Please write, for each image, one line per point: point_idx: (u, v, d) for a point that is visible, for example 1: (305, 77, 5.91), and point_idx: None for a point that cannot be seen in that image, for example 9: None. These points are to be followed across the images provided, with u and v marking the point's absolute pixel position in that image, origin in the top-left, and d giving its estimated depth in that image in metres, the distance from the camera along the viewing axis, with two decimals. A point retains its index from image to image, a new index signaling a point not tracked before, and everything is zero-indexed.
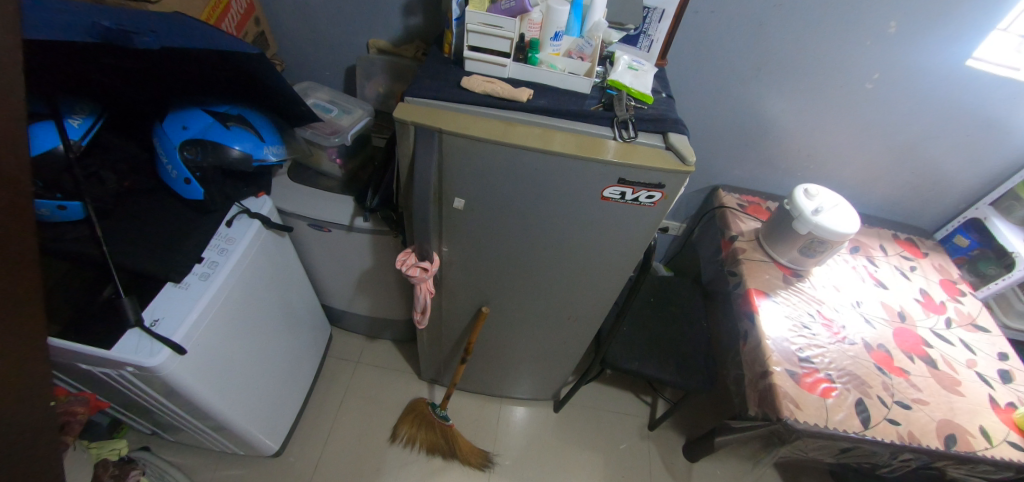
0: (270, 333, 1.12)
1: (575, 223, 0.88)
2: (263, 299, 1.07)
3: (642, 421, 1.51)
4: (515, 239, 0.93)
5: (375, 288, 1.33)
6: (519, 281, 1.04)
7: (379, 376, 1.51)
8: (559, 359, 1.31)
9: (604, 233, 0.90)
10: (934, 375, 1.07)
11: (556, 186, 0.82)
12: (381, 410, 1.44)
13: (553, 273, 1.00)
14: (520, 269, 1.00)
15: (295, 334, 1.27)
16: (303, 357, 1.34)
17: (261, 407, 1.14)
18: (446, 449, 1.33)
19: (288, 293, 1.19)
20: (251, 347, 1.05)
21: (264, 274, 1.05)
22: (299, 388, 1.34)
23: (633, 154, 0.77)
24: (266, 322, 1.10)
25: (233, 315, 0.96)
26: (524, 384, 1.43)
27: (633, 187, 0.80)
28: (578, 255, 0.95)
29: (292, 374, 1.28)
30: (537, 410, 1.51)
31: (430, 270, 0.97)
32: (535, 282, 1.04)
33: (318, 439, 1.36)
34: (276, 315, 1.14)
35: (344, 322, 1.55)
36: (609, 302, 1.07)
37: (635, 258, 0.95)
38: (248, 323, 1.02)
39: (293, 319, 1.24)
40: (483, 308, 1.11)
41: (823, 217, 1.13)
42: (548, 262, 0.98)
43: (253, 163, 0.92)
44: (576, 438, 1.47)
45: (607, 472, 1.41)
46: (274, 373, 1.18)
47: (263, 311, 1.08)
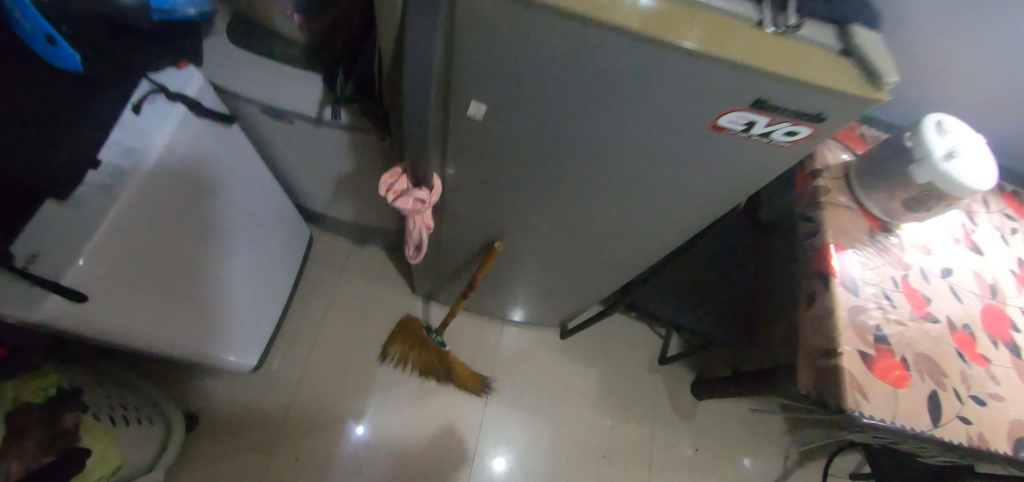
0: (224, 248, 0.89)
1: (652, 166, 0.57)
2: (207, 207, 0.81)
3: (652, 354, 1.40)
4: (553, 178, 0.64)
5: (359, 194, 1.06)
6: (546, 223, 0.77)
7: (367, 286, 1.32)
8: (576, 295, 1.12)
9: (689, 182, 0.60)
10: (1016, 366, 0.90)
11: (645, 114, 0.47)
12: (368, 325, 1.28)
13: (595, 218, 0.74)
14: (551, 209, 0.73)
15: (259, 240, 1.03)
16: (275, 268, 1.13)
17: (226, 330, 0.97)
18: (441, 372, 1.22)
19: (243, 192, 0.91)
20: (193, 267, 0.81)
21: (200, 174, 0.76)
22: (274, 301, 1.15)
23: (790, 58, 0.41)
24: (215, 233, 0.85)
25: (156, 233, 0.70)
26: (530, 311, 1.26)
27: (773, 114, 0.45)
28: (638, 203, 0.67)
29: (261, 288, 1.08)
30: (541, 334, 1.39)
31: (427, 202, 0.67)
32: (567, 224, 0.77)
33: (299, 353, 1.22)
34: (229, 221, 0.89)
35: (327, 223, 1.31)
36: (657, 252, 0.84)
37: (715, 212, 0.68)
38: (185, 237, 0.77)
39: (255, 223, 0.99)
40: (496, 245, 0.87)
41: (957, 163, 0.84)
42: (592, 206, 0.70)
43: (154, 14, 0.62)
44: (580, 367, 1.36)
45: (609, 402, 1.33)
46: (237, 291, 0.98)
47: (207, 220, 0.82)
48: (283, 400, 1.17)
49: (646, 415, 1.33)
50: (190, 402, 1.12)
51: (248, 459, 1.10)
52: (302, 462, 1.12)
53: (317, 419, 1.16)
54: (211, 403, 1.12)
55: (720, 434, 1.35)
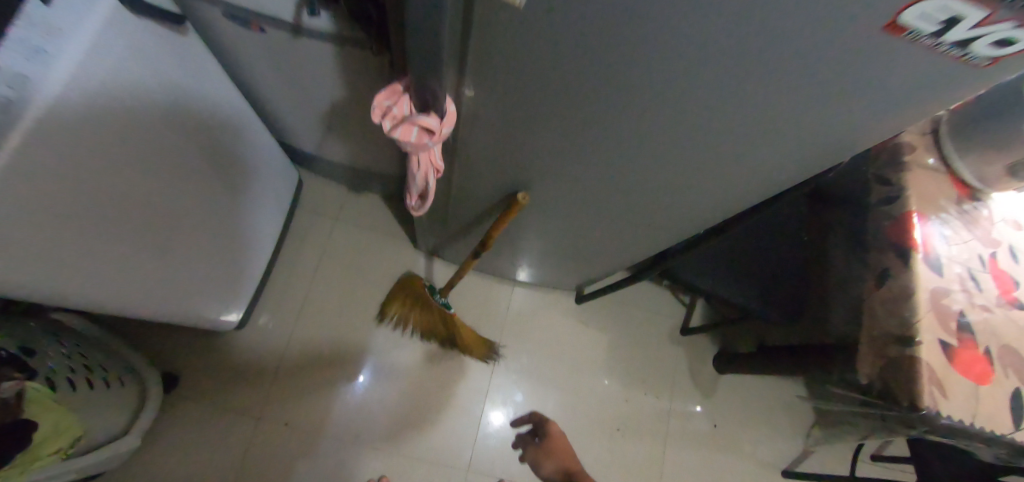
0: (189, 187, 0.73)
1: (760, 102, 0.40)
2: (158, 136, 0.63)
3: (674, 323, 1.29)
4: (610, 117, 0.47)
5: (354, 130, 0.89)
6: (585, 176, 0.61)
7: (364, 238, 1.18)
8: (600, 259, 0.98)
9: (800, 126, 0.43)
10: None
11: (798, 9, 0.30)
12: (364, 282, 1.15)
13: (650, 172, 0.58)
14: (595, 160, 0.57)
15: (232, 182, 0.85)
16: (256, 216, 0.97)
17: (197, 285, 0.83)
18: (445, 337, 1.09)
19: (207, 121, 0.73)
20: (142, 214, 0.64)
21: (148, 90, 0.58)
22: (257, 253, 1.01)
23: None
24: (170, 171, 0.67)
25: (93, 168, 0.53)
26: (547, 274, 1.13)
27: (996, 9, 0.26)
28: (713, 155, 0.51)
29: (241, 237, 0.93)
30: (555, 297, 1.26)
31: (438, 134, 0.46)
32: (611, 179, 0.61)
33: (287, 311, 1.09)
34: (189, 156, 0.71)
35: (317, 166, 1.15)
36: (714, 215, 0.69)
37: (808, 169, 0.53)
38: (131, 174, 0.59)
39: (225, 160, 0.81)
40: (520, 197, 0.64)
41: None
42: (652, 157, 0.54)
43: None
44: (597, 333, 1.25)
45: (625, 373, 1.23)
46: (212, 240, 0.83)
47: (159, 153, 0.64)
48: (270, 361, 1.05)
49: (665, 388, 1.23)
50: (164, 361, 1.00)
51: (232, 424, 0.99)
52: (292, 429, 1.01)
53: (308, 382, 1.05)
54: (190, 360, 1.01)
55: (740, 409, 1.27)
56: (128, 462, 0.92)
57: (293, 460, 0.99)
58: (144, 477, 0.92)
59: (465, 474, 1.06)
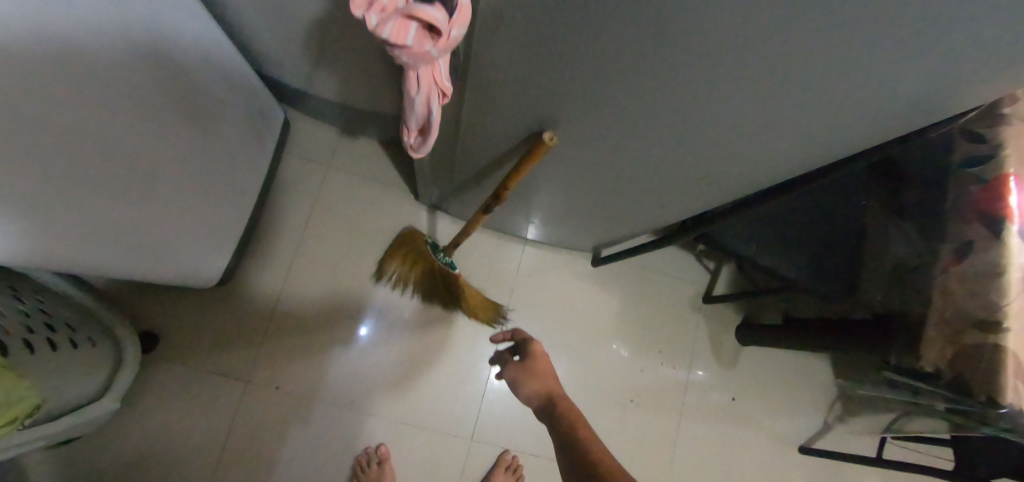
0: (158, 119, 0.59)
1: (928, 17, 0.27)
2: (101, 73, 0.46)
3: (697, 290, 1.19)
4: (687, 41, 0.33)
5: (344, 61, 0.75)
6: (630, 122, 0.48)
7: (360, 189, 1.06)
8: (626, 221, 0.86)
9: (965, 56, 0.30)
10: None
11: None
12: (360, 239, 1.04)
13: (718, 117, 0.44)
14: (649, 100, 0.43)
15: (196, 136, 0.68)
16: (238, 166, 0.84)
17: (172, 238, 0.71)
18: (449, 298, 0.98)
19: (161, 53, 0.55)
20: (63, 170, 0.47)
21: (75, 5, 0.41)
22: (239, 206, 0.89)
23: None
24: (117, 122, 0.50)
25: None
26: (562, 234, 1.02)
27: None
28: (815, 93, 0.38)
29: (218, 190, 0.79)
30: (568, 259, 1.15)
31: (444, 34, 0.32)
32: (664, 126, 0.48)
33: (276, 268, 0.99)
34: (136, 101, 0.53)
35: (305, 106, 1.01)
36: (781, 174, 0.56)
37: (934, 116, 0.40)
38: (47, 122, 0.42)
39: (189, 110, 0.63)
40: (547, 138, 0.51)
41: None
42: (727, 97, 0.40)
43: None
44: (612, 300, 1.15)
45: (641, 343, 1.14)
46: (188, 187, 0.71)
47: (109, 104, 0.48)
48: (259, 321, 0.96)
49: (683, 359, 1.15)
50: (144, 319, 0.91)
51: (219, 387, 0.92)
52: (284, 393, 0.94)
53: (300, 345, 0.97)
54: (170, 319, 0.92)
55: (761, 383, 1.19)
56: (109, 427, 0.86)
57: (286, 425, 0.93)
58: (127, 442, 0.86)
59: (469, 442, 1.00)
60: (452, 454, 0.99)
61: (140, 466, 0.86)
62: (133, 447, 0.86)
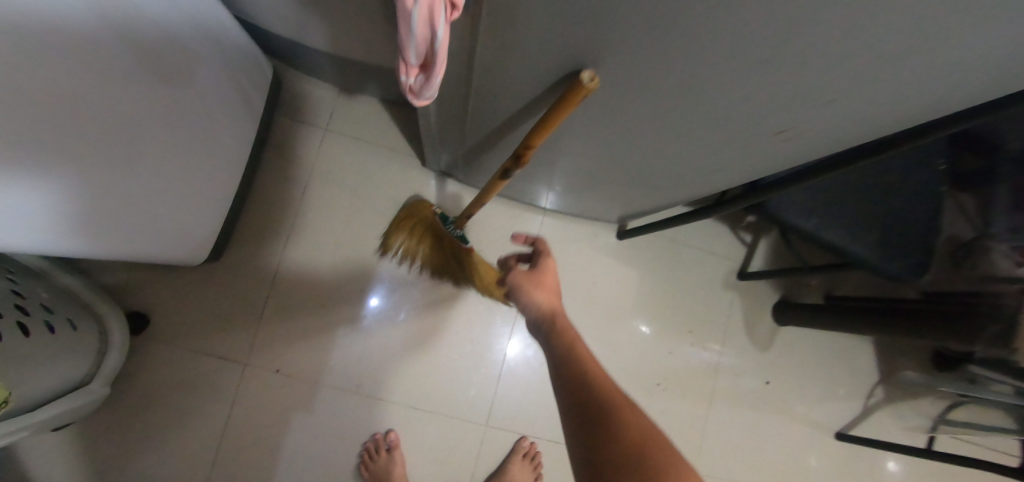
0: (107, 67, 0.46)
1: None
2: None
3: (731, 266, 1.08)
4: None
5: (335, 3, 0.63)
6: (697, 60, 0.37)
7: (361, 155, 0.96)
8: (662, 189, 0.76)
9: None
10: None
11: None
12: (363, 210, 0.94)
13: (826, 48, 0.33)
14: (738, 23, 0.31)
15: (143, 83, 0.52)
16: (223, 129, 0.74)
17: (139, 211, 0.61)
18: (459, 273, 0.89)
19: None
20: None
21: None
22: (228, 175, 0.80)
23: None
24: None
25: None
26: (585, 204, 0.91)
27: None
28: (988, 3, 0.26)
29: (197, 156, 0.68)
30: (591, 232, 1.05)
31: None
32: (741, 66, 0.37)
33: (272, 243, 0.91)
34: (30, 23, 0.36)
35: (298, 61, 0.90)
36: (877, 130, 0.44)
37: None
38: None
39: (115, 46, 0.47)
40: (587, 79, 0.39)
41: None
42: (849, 16, 0.29)
43: None
44: (638, 276, 1.06)
45: (669, 323, 1.05)
46: (163, 156, 0.60)
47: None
48: (256, 302, 0.89)
49: (713, 340, 1.06)
50: (132, 299, 0.84)
51: (217, 370, 0.85)
52: (284, 377, 0.88)
53: (301, 326, 0.90)
54: (161, 298, 0.85)
55: (797, 366, 1.10)
56: (101, 413, 0.81)
57: (288, 410, 0.87)
58: (122, 428, 0.81)
59: (483, 428, 0.94)
60: (466, 440, 0.93)
61: (137, 452, 0.81)
62: (130, 433, 0.81)
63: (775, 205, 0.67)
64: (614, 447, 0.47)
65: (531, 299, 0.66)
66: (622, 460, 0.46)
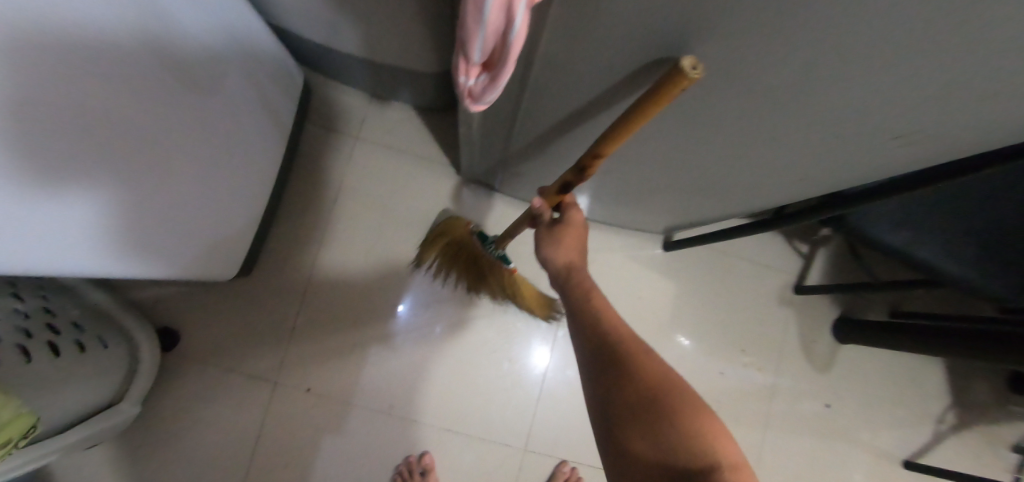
0: (146, 84, 0.44)
1: None
2: (40, 55, 0.32)
3: (786, 279, 1.00)
4: None
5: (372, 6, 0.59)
6: (817, 56, 0.30)
7: (393, 165, 0.92)
8: (720, 199, 0.69)
9: None
10: None
11: None
12: (396, 222, 0.90)
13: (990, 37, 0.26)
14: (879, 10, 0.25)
15: (169, 91, 0.48)
16: (253, 141, 0.70)
17: (184, 222, 0.60)
18: (498, 291, 0.84)
19: (124, 38, 0.40)
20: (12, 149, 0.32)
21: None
22: (259, 188, 0.77)
23: None
24: (42, 134, 0.34)
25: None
26: (631, 214, 0.85)
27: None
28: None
29: (220, 169, 0.63)
30: (633, 243, 0.99)
31: None
32: (868, 62, 0.30)
33: (304, 257, 0.88)
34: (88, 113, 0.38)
35: (330, 68, 0.87)
36: (1017, 134, 0.37)
37: None
38: None
39: (124, 40, 0.40)
40: (690, 68, 0.32)
41: None
42: None
43: None
44: (684, 289, 0.99)
45: (719, 340, 0.98)
46: (197, 167, 0.58)
47: (21, 97, 0.31)
48: (287, 318, 0.86)
49: (768, 359, 0.98)
50: (165, 316, 0.82)
51: (248, 388, 0.83)
52: (317, 396, 0.84)
53: (333, 342, 0.86)
54: (193, 315, 0.83)
55: (860, 389, 1.01)
56: (134, 434, 0.79)
57: (318, 430, 0.83)
58: (154, 448, 0.79)
59: (523, 452, 0.88)
60: (503, 465, 0.87)
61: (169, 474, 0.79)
62: (165, 452, 0.79)
63: (857, 216, 0.60)
64: (633, 394, 0.45)
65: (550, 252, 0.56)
66: (640, 410, 0.44)
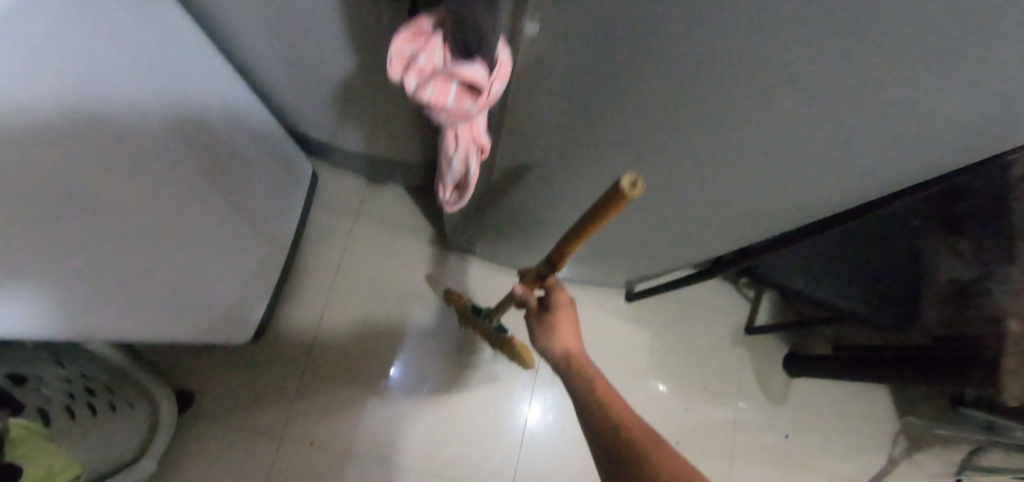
0: (199, 183, 0.61)
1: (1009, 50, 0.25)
2: (139, 161, 0.48)
3: (738, 322, 1.13)
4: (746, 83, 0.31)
5: (371, 118, 0.75)
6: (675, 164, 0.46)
7: (386, 236, 1.06)
8: (660, 256, 0.84)
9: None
10: None
11: None
12: (390, 286, 1.03)
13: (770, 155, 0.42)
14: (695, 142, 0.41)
15: (213, 187, 0.65)
16: (267, 221, 0.84)
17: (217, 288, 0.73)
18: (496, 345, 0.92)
19: (190, 158, 0.58)
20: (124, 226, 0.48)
21: (143, 113, 0.47)
22: (271, 262, 0.89)
23: None
24: (139, 215, 0.50)
25: (1, 213, 0.33)
26: (593, 270, 0.99)
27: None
28: (884, 127, 0.34)
29: (242, 247, 0.77)
30: (600, 295, 1.12)
31: (483, 96, 0.31)
32: (707, 168, 0.45)
33: (308, 321, 0.99)
34: (165, 206, 0.55)
35: (332, 158, 1.03)
36: (834, 205, 0.52)
37: (999, 142, 0.37)
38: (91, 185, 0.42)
39: (188, 155, 0.58)
40: (629, 185, 0.36)
41: None
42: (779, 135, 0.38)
43: None
44: (648, 334, 1.11)
45: (684, 379, 1.08)
46: (225, 244, 0.71)
47: (128, 190, 0.47)
48: (292, 377, 0.95)
49: (728, 396, 1.09)
50: (183, 380, 0.91)
51: (256, 445, 0.90)
52: (319, 449, 0.92)
53: (334, 399, 0.95)
54: (207, 379, 0.92)
55: (815, 419, 1.11)
56: None
57: None
58: None
59: None
60: None
61: None
62: None
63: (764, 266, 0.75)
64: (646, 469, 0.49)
65: (546, 346, 0.64)
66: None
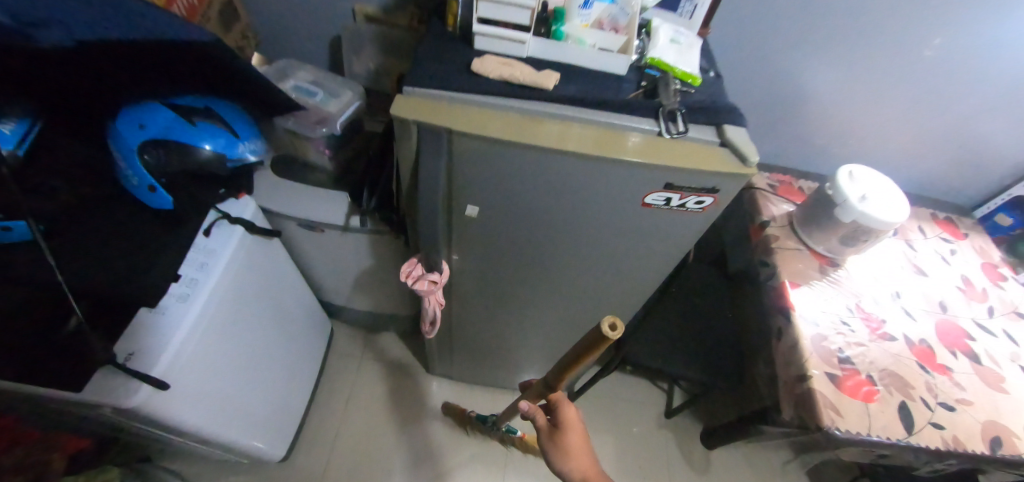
0: (274, 341, 1.06)
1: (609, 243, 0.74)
2: (251, 330, 0.95)
3: (658, 409, 1.46)
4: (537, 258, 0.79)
5: (376, 288, 1.21)
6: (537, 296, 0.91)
7: (385, 372, 1.43)
8: None
9: (635, 251, 0.76)
10: (895, 362, 0.97)
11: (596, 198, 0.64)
12: (388, 410, 1.37)
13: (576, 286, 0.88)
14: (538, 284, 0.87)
15: (281, 344, 1.10)
16: (304, 364, 1.25)
17: (272, 413, 1.11)
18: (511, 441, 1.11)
19: (273, 327, 1.04)
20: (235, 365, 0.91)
21: (255, 304, 0.95)
22: (302, 395, 1.26)
23: (684, 155, 0.59)
24: (243, 361, 0.94)
25: (190, 349, 0.78)
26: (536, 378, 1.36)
27: (680, 192, 0.62)
28: (607, 268, 0.81)
29: (295, 380, 1.21)
30: None
31: (440, 282, 0.79)
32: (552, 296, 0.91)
33: (325, 444, 1.30)
34: (256, 355, 0.99)
35: (347, 318, 1.46)
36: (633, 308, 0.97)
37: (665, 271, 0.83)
38: (229, 340, 0.87)
39: (272, 326, 1.04)
40: (610, 326, 0.50)
41: (853, 180, 1.04)
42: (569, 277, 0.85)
43: (227, 163, 0.80)
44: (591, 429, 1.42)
45: (622, 462, 1.37)
46: (280, 380, 1.12)
47: (244, 346, 0.92)
48: None
49: (660, 472, 1.36)
50: None
51: None
52: None
53: None
54: None
55: None
56: None
57: None
58: None
59: None
60: None
61: None
62: None
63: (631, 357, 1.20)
64: None
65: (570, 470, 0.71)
66: None
